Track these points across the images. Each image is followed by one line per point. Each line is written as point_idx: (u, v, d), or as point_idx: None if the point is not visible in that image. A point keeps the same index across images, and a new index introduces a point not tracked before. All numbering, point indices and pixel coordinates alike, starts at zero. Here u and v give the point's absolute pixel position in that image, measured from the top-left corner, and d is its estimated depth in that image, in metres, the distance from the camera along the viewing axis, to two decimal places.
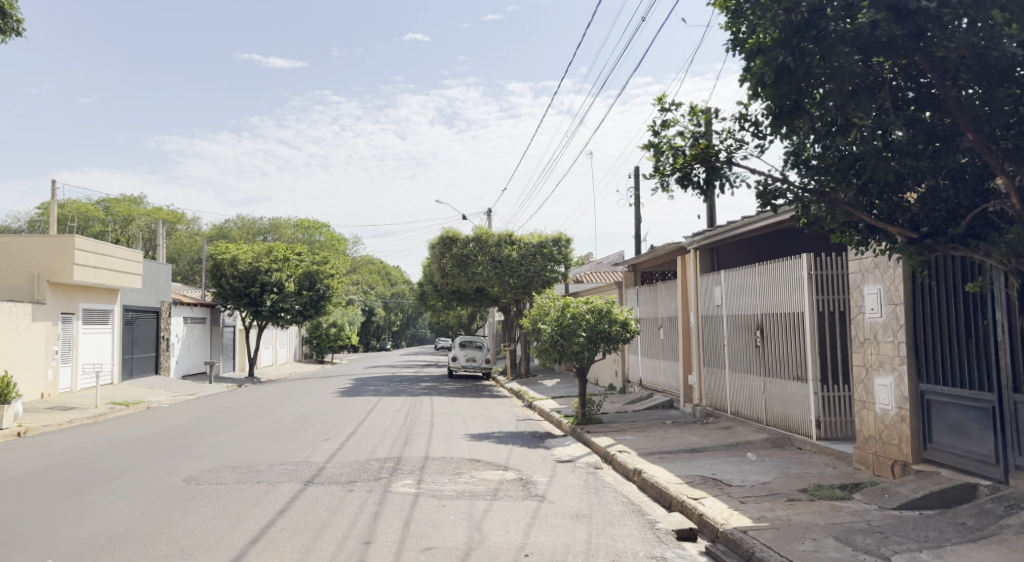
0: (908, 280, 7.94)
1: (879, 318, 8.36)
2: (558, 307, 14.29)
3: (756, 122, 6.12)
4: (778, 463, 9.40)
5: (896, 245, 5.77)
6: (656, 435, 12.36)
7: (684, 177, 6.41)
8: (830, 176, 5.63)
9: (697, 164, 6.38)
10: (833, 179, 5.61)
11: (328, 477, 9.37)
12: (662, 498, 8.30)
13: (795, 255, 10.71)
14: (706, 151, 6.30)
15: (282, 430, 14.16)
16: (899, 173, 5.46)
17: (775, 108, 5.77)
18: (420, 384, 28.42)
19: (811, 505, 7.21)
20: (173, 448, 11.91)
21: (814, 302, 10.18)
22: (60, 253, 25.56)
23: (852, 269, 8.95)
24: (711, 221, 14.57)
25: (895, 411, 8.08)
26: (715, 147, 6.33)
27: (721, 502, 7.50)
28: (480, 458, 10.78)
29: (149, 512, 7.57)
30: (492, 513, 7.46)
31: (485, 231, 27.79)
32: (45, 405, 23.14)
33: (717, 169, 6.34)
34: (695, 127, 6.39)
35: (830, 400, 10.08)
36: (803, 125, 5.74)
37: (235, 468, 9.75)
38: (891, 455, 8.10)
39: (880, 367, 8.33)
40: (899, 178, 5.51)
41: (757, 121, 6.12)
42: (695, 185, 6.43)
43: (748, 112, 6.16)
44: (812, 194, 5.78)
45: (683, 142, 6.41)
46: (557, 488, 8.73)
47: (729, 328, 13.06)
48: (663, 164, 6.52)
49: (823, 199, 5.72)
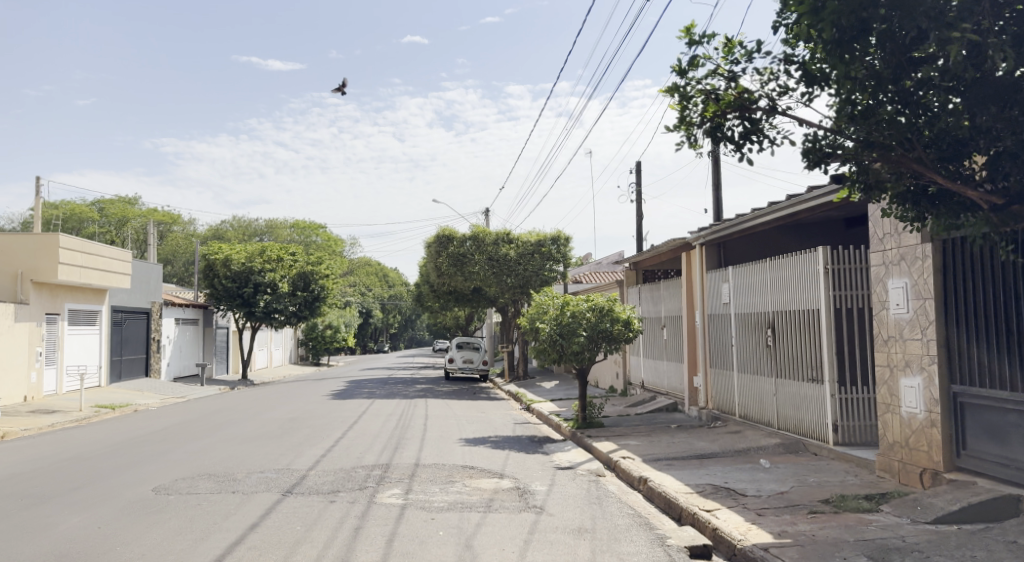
0: (939, 272, 7.31)
1: (905, 315, 7.73)
2: (558, 305, 13.64)
3: (803, 64, 5.53)
4: (794, 471, 8.73)
5: (967, 217, 5.09)
6: (661, 440, 11.68)
7: (715, 127, 5.79)
8: (894, 136, 5.02)
9: (731, 112, 5.77)
10: (897, 140, 5.02)
11: (309, 486, 8.69)
12: (670, 510, 7.63)
13: (811, 248, 10.06)
14: (743, 98, 5.71)
15: (267, 434, 13.49)
16: (967, 133, 4.80)
17: (831, 42, 5.01)
18: (416, 387, 27.74)
19: (836, 518, 6.54)
20: (150, 454, 11.23)
21: (831, 298, 9.53)
22: (44, 252, 24.86)
23: (874, 262, 8.31)
24: (718, 216, 13.93)
25: (924, 415, 7.42)
26: (753, 93, 5.73)
27: (736, 515, 6.84)
28: (474, 465, 10.09)
29: (107, 527, 6.90)
30: (485, 527, 6.80)
31: (483, 230, 27.09)
32: (28, 408, 22.43)
33: (756, 120, 5.76)
34: (728, 68, 5.79)
35: (848, 403, 9.43)
36: (859, 76, 5.06)
37: (210, 477, 9.09)
38: (920, 463, 7.44)
39: (907, 367, 7.69)
40: (966, 139, 4.87)
41: (805, 63, 5.52)
42: (729, 139, 5.83)
43: (794, 52, 5.58)
44: (874, 152, 5.13)
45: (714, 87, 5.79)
46: (556, 499, 8.05)
47: (738, 326, 12.41)
48: (691, 114, 5.91)
49: (888, 159, 5.09)
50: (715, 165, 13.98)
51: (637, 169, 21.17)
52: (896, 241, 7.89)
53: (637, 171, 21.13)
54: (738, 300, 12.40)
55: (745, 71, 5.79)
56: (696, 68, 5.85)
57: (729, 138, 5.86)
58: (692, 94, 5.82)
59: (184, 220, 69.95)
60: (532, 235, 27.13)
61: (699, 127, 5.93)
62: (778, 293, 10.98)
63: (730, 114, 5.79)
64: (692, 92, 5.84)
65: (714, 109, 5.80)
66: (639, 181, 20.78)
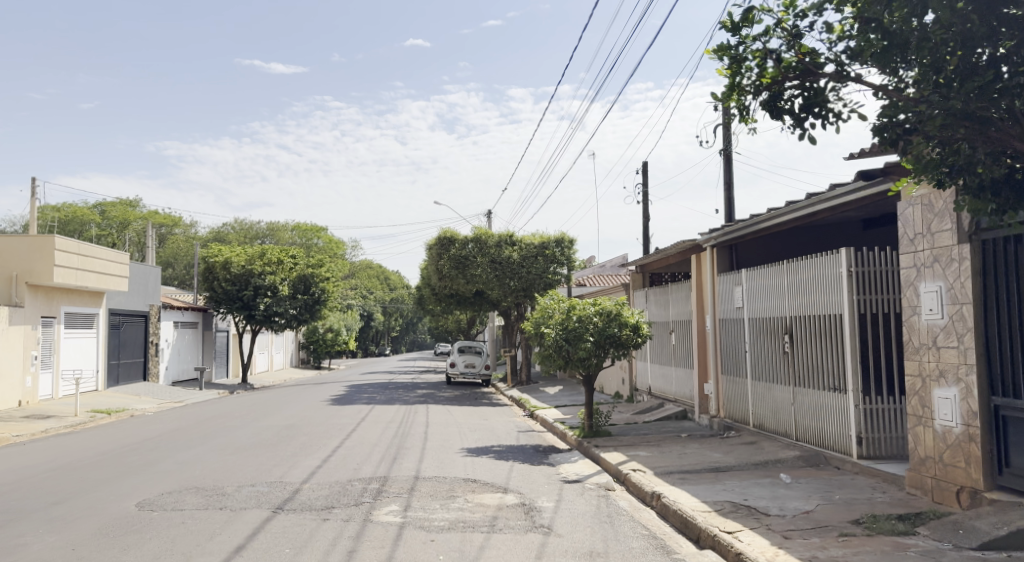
0: (978, 276, 6.83)
1: (939, 321, 7.24)
2: (564, 309, 13.13)
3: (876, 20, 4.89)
4: (817, 487, 8.21)
5: None
6: (672, 450, 11.16)
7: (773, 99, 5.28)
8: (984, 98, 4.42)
9: (792, 79, 5.27)
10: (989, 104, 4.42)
11: (302, 502, 8.18)
12: (688, 531, 7.12)
13: (833, 250, 9.55)
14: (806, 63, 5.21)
15: (261, 443, 12.98)
16: None
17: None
18: (417, 392, 27.26)
19: (871, 543, 6.03)
20: (137, 466, 10.72)
21: (854, 302, 9.03)
22: (39, 254, 24.37)
23: (904, 264, 7.82)
24: (729, 217, 13.42)
25: (960, 429, 6.92)
26: (818, 58, 5.21)
27: (761, 538, 6.33)
28: (476, 478, 9.58)
29: (81, 548, 6.38)
30: (490, 550, 6.29)
31: (485, 232, 26.58)
32: (21, 413, 21.94)
33: (820, 90, 5.24)
34: (788, 29, 5.26)
35: (873, 414, 8.93)
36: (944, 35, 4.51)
37: (198, 492, 8.59)
38: (956, 481, 6.93)
39: (941, 377, 7.19)
40: None
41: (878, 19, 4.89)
42: (791, 112, 5.31)
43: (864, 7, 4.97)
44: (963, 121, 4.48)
45: (773, 51, 5.27)
46: (564, 517, 7.53)
47: (752, 331, 11.90)
48: (744, 80, 5.38)
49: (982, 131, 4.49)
50: (727, 165, 13.46)
51: (644, 170, 20.66)
52: (929, 241, 7.41)
53: (645, 172, 20.61)
54: (753, 304, 11.89)
55: (811, 29, 5.22)
56: (752, 25, 5.31)
57: (788, 110, 5.34)
58: (747, 57, 5.31)
59: (186, 223, 69.57)
60: (536, 237, 26.64)
61: (753, 95, 5.38)
62: (796, 298, 10.49)
63: (790, 81, 5.29)
64: (746, 55, 5.32)
65: (772, 74, 5.27)
66: (646, 184, 20.27)
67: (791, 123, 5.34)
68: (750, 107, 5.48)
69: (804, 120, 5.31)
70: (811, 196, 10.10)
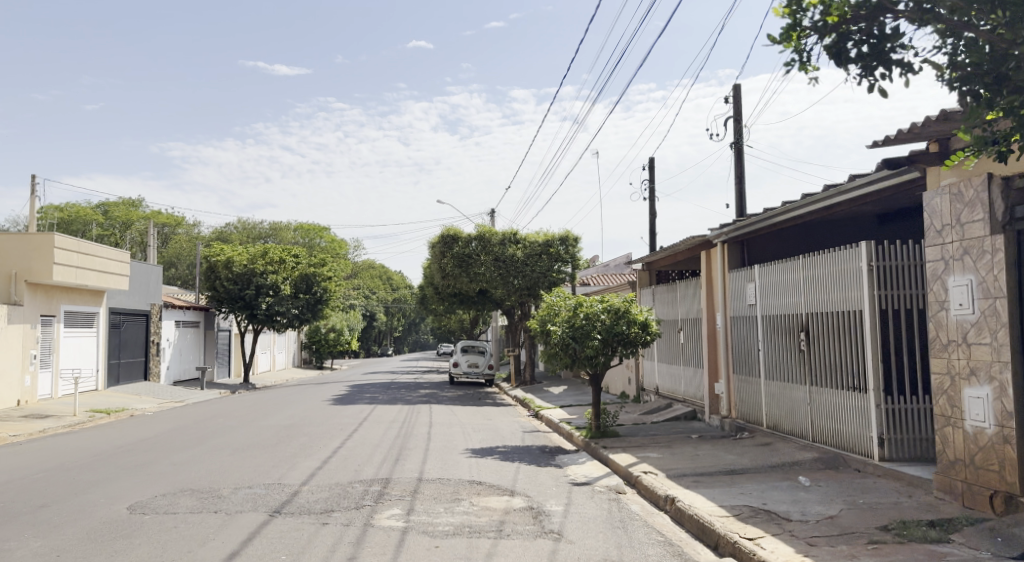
0: (1013, 269, 6.49)
1: (969, 316, 6.89)
2: (571, 307, 12.77)
3: None
4: (838, 491, 7.85)
5: None
6: (683, 452, 10.81)
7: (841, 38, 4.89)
8: None
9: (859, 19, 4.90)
10: None
11: (300, 505, 7.84)
12: (706, 537, 6.77)
13: (851, 245, 9.22)
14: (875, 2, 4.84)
15: (260, 444, 12.66)
16: None
17: None
18: (420, 392, 26.92)
19: (903, 551, 5.67)
20: (132, 467, 10.42)
21: (875, 298, 8.70)
22: (39, 252, 24.08)
23: (931, 257, 7.47)
24: (741, 212, 13.05)
25: (994, 430, 6.57)
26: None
27: (785, 545, 5.98)
28: (482, 480, 9.23)
29: (67, 555, 6.04)
30: (498, 557, 5.94)
31: (489, 230, 26.23)
32: (20, 413, 21.65)
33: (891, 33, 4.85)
34: None
35: (895, 414, 8.59)
36: None
37: (192, 494, 8.26)
38: (989, 485, 6.59)
39: (972, 375, 6.84)
40: None
41: None
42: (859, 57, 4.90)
43: None
44: None
45: None
46: (575, 522, 7.18)
47: (767, 329, 11.57)
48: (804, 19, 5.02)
49: None
50: (738, 158, 13.09)
51: (651, 166, 20.30)
52: (958, 233, 7.07)
53: (651, 168, 20.25)
54: (766, 301, 11.56)
55: None
56: None
57: (854, 58, 4.91)
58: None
59: (189, 222, 69.34)
60: (540, 235, 26.30)
61: (817, 37, 4.98)
62: (812, 294, 10.16)
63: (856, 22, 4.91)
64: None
65: (839, 11, 4.90)
66: (652, 180, 19.92)
67: (858, 73, 4.91)
68: (809, 52, 5.06)
69: (873, 69, 4.90)
70: (826, 189, 9.78)
